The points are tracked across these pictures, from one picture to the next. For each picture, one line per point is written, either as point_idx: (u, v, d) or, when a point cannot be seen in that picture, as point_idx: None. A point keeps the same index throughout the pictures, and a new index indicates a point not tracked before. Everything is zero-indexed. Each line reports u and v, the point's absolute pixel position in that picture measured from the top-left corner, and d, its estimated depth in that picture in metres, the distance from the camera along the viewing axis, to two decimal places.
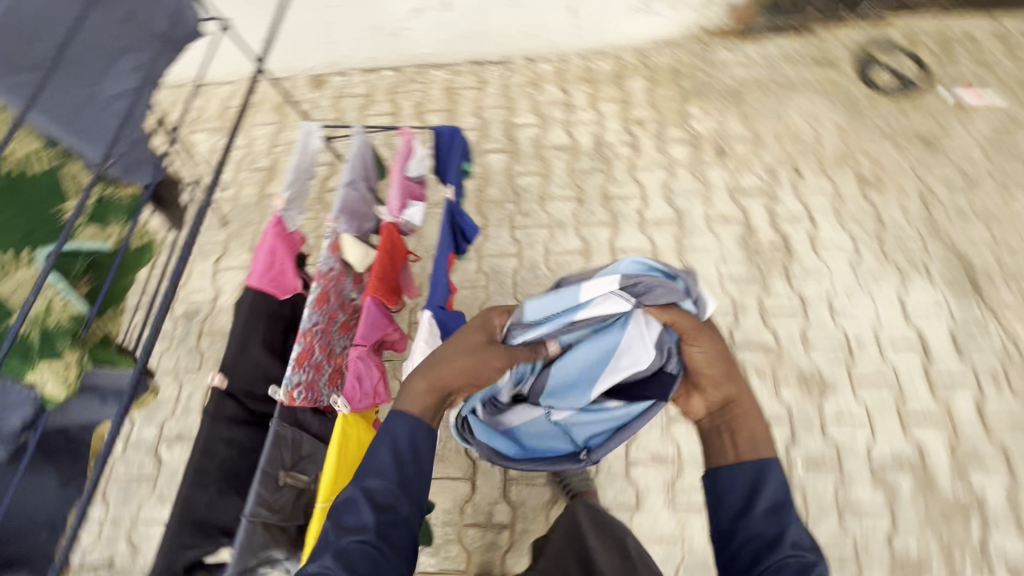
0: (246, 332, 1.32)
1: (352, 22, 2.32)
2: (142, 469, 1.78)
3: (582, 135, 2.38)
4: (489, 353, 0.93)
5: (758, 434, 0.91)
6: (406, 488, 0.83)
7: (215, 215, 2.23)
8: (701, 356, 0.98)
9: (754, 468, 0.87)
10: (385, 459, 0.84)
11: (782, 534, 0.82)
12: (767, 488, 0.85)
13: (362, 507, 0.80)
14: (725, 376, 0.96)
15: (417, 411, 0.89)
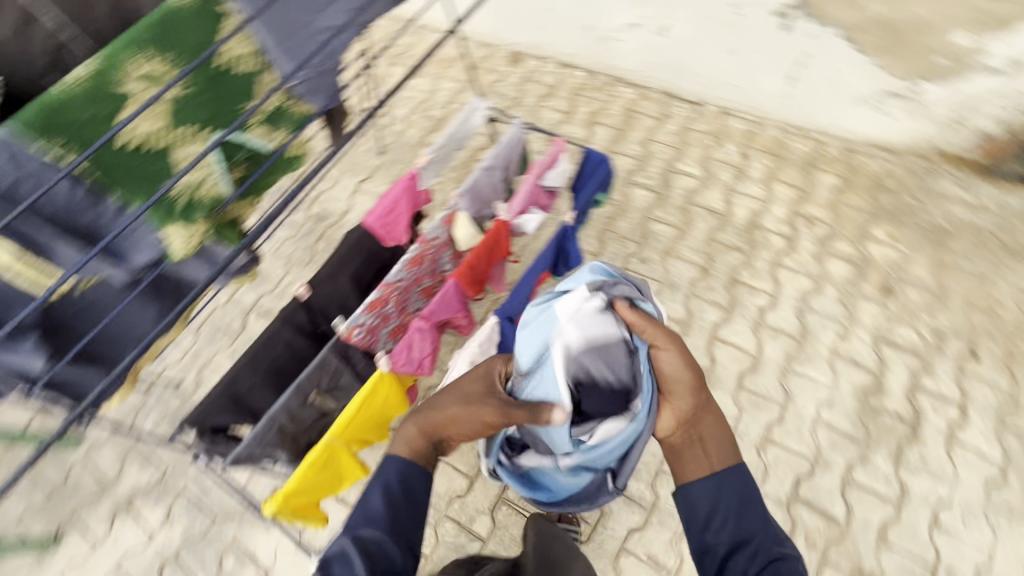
0: (344, 259, 1.45)
1: (567, 16, 2.35)
2: (231, 324, 2.06)
3: (739, 207, 2.20)
4: (472, 413, 0.92)
5: (723, 441, 0.93)
6: (393, 532, 0.87)
7: (378, 142, 2.44)
8: (669, 362, 0.90)
9: (727, 478, 0.90)
10: (376, 503, 0.89)
11: (762, 542, 0.86)
12: (729, 494, 0.89)
13: (355, 557, 0.82)
14: (697, 379, 0.90)
15: (405, 454, 0.96)
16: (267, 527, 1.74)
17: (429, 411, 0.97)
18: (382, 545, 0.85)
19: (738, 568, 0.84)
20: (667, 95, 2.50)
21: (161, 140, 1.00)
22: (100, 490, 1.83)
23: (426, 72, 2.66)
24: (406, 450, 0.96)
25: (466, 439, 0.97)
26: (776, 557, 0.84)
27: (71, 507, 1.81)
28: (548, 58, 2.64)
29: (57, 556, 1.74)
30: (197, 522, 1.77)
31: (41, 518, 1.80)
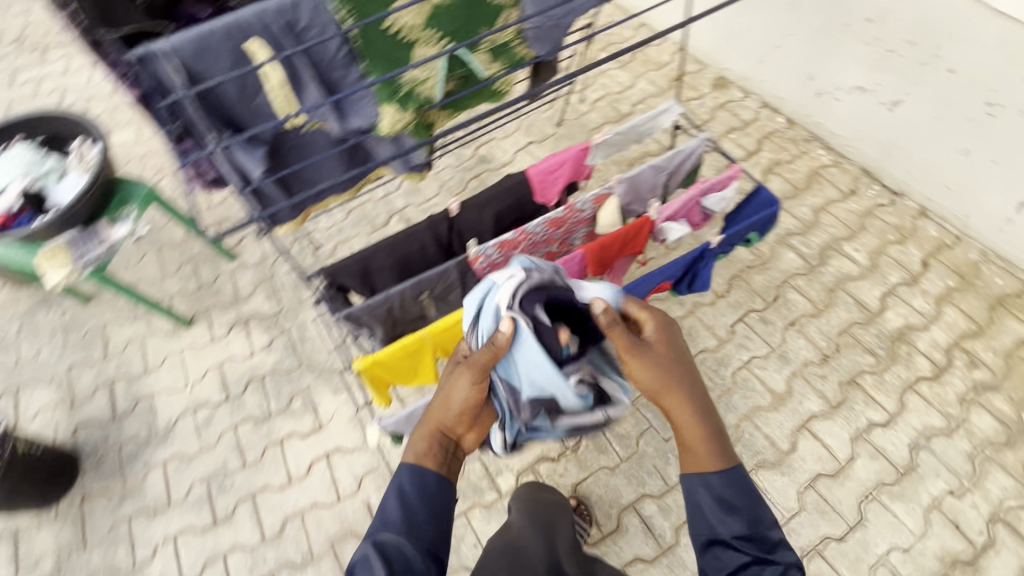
0: (497, 197, 1.55)
1: (795, 58, 2.25)
2: (376, 218, 2.33)
3: (894, 312, 2.00)
4: (456, 389, 1.10)
5: (701, 441, 1.02)
6: (409, 532, 0.98)
7: (560, 114, 2.56)
8: (641, 374, 1.07)
9: (706, 479, 0.99)
10: (394, 512, 1.00)
11: (742, 541, 0.93)
12: (728, 489, 0.98)
13: (374, 559, 0.94)
14: (669, 386, 1.06)
15: (414, 458, 1.08)
16: (336, 391, 1.98)
17: (428, 415, 1.13)
18: (398, 547, 0.96)
19: (718, 557, 0.94)
20: (864, 172, 2.31)
21: (413, 36, 1.12)
22: (232, 301, 2.19)
23: (628, 68, 2.71)
24: (414, 456, 1.08)
25: (461, 424, 1.13)
26: (755, 558, 0.92)
27: (209, 304, 2.19)
28: (754, 94, 2.56)
29: (185, 335, 2.13)
30: (287, 360, 2.05)
31: (186, 302, 2.20)
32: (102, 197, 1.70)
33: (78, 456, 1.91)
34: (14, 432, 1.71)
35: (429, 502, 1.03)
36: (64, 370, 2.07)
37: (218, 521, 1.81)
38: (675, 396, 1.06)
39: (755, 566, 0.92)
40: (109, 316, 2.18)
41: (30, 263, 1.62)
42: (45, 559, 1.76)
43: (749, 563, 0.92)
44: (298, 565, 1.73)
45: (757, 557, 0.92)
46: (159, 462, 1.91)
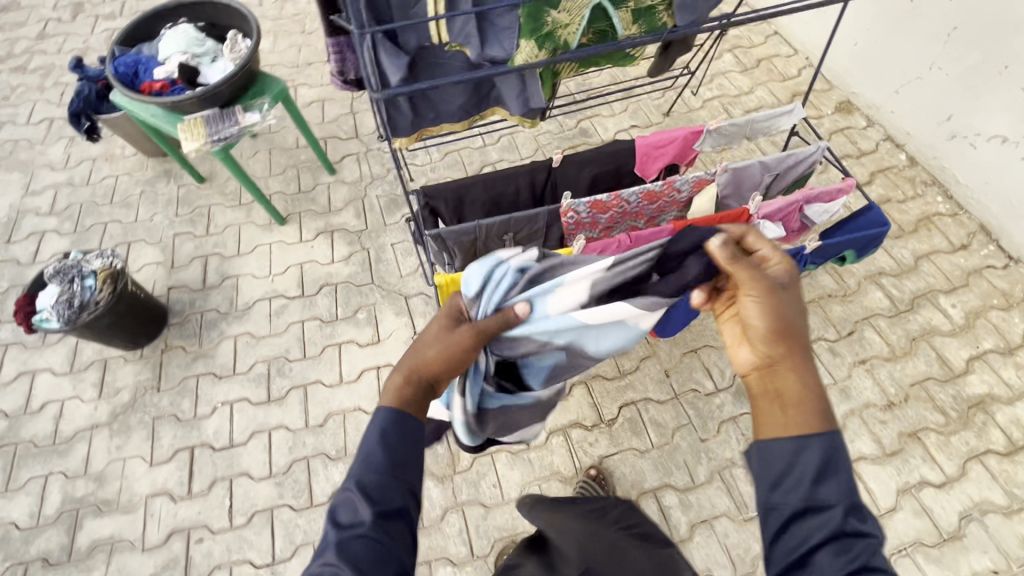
0: (599, 159, 1.58)
1: (935, 95, 2.12)
2: (469, 165, 2.40)
3: (979, 378, 1.87)
4: (454, 342, 0.99)
5: (814, 398, 0.87)
6: (395, 474, 0.87)
7: (670, 104, 2.53)
8: (759, 307, 0.94)
9: (806, 443, 0.82)
10: (375, 454, 0.87)
11: (842, 515, 0.77)
12: (813, 461, 0.80)
13: (359, 505, 0.83)
14: (787, 334, 0.93)
15: (395, 402, 0.93)
16: (398, 314, 2.08)
17: (414, 365, 0.97)
18: (384, 487, 0.85)
19: (802, 534, 0.78)
20: (982, 228, 2.15)
21: None
22: (323, 211, 2.34)
23: (750, 73, 2.63)
24: (395, 400, 0.93)
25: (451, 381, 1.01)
26: (848, 530, 0.76)
27: (303, 209, 2.35)
28: (878, 125, 2.42)
29: (277, 232, 2.29)
30: (361, 275, 2.17)
31: (284, 202, 2.36)
32: (244, 84, 1.87)
33: (167, 313, 2.12)
34: (128, 273, 1.93)
35: (413, 445, 0.91)
36: (170, 236, 2.30)
37: (271, 400, 1.95)
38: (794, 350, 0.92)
39: (845, 541, 0.75)
40: (217, 199, 2.39)
41: (174, 129, 1.81)
42: (124, 391, 1.98)
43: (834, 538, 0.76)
44: (331, 457, 1.84)
45: (850, 531, 0.76)
46: (232, 335, 2.08)
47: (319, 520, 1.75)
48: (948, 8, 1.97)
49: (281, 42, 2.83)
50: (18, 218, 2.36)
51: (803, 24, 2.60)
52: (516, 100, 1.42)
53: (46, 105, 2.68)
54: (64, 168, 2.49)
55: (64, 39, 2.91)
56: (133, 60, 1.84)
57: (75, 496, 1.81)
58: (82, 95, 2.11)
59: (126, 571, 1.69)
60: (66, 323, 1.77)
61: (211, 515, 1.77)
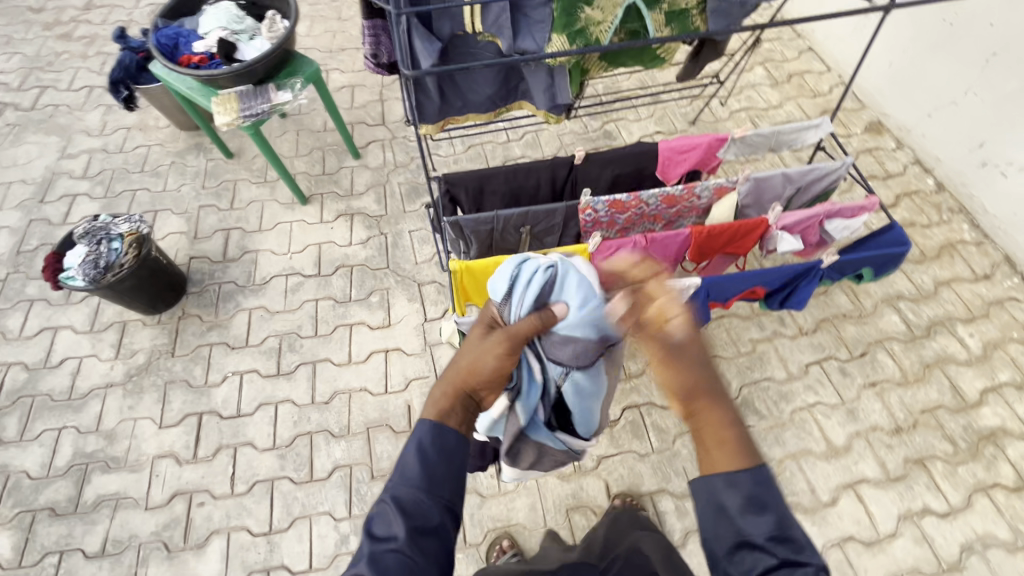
0: (622, 159, 1.58)
1: (968, 121, 2.09)
2: (491, 159, 2.42)
3: (992, 411, 1.83)
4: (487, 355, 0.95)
5: (731, 438, 0.85)
6: (431, 489, 0.85)
7: (697, 113, 2.52)
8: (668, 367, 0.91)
9: (735, 478, 0.81)
10: (413, 470, 0.85)
11: (774, 543, 0.77)
12: (748, 495, 0.80)
13: (395, 519, 0.81)
14: (697, 388, 0.89)
15: (434, 413, 0.91)
16: (410, 300, 2.11)
17: (455, 375, 0.95)
18: (420, 502, 0.83)
19: (749, 561, 0.78)
20: (1007, 260, 2.11)
21: None
22: (345, 194, 2.37)
23: (781, 87, 2.62)
24: (437, 414, 0.91)
25: (492, 391, 0.97)
26: (784, 560, 0.76)
27: (325, 190, 2.39)
28: (908, 149, 2.39)
29: (299, 211, 2.33)
30: (377, 259, 2.20)
31: (307, 182, 2.40)
32: (279, 63, 1.91)
33: (187, 281, 2.17)
34: (153, 239, 1.98)
35: (453, 462, 0.88)
36: (196, 208, 2.35)
37: (281, 373, 1.98)
38: (706, 398, 0.88)
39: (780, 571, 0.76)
40: (244, 175, 2.44)
41: (209, 102, 1.86)
42: (140, 353, 2.04)
43: (777, 567, 0.77)
44: (334, 434, 1.87)
45: (786, 559, 0.76)
46: (247, 308, 2.12)
47: (317, 495, 1.77)
48: (989, 34, 1.94)
49: (317, 27, 2.89)
50: (52, 179, 2.44)
51: (839, 42, 2.57)
52: (543, 94, 1.43)
53: (87, 72, 2.76)
54: (100, 135, 2.57)
55: (109, 10, 3.00)
56: (175, 33, 1.89)
57: (85, 451, 1.86)
58: (123, 65, 2.16)
59: (129, 527, 1.74)
60: (90, 283, 1.82)
61: (214, 480, 1.81)
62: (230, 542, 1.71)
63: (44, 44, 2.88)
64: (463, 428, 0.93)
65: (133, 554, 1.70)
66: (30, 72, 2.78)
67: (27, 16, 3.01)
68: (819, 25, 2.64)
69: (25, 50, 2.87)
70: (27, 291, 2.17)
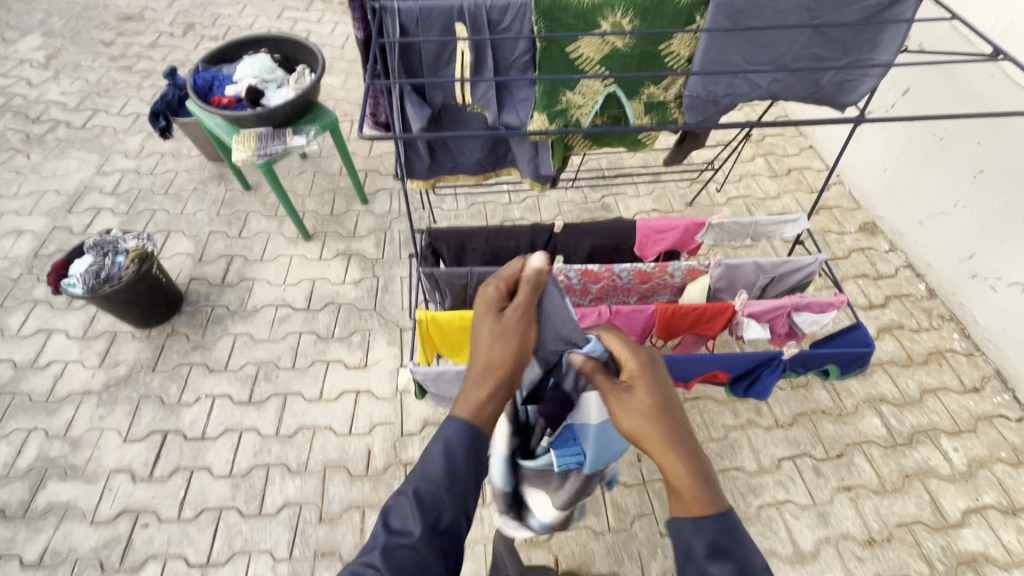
0: (601, 232, 1.64)
1: (958, 232, 2.11)
2: (490, 218, 2.52)
3: (973, 534, 1.73)
4: (504, 334, 0.88)
5: (694, 487, 0.72)
6: (453, 488, 0.75)
7: (695, 195, 2.61)
8: (632, 418, 0.78)
9: (699, 526, 0.69)
10: (437, 468, 0.75)
11: None
12: (708, 544, 0.68)
13: (418, 514, 0.72)
14: (648, 428, 0.77)
15: (474, 406, 0.81)
16: (390, 344, 2.14)
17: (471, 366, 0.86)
18: (439, 498, 0.74)
19: None
20: (997, 374, 2.06)
21: (587, 65, 1.29)
22: (347, 236, 2.48)
23: (779, 180, 2.70)
24: (478, 408, 0.81)
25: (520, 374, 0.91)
26: None
27: (329, 230, 2.50)
28: (901, 252, 2.40)
29: (302, 246, 2.44)
30: (366, 300, 2.27)
31: (314, 221, 2.53)
32: (300, 111, 2.07)
33: (182, 301, 2.26)
34: (156, 256, 2.09)
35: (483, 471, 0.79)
36: (206, 232, 2.48)
37: (251, 402, 2.00)
38: (658, 443, 0.76)
39: None
40: (257, 208, 2.58)
41: (231, 139, 2.02)
42: (122, 365, 2.09)
43: None
44: (290, 470, 1.85)
45: None
46: (233, 333, 2.18)
47: (261, 531, 1.74)
48: (977, 151, 1.99)
49: (351, 82, 3.13)
50: (83, 193, 2.62)
51: (838, 144, 2.67)
52: (528, 165, 1.53)
53: (138, 102, 3.03)
54: (135, 157, 2.77)
55: (169, 50, 3.32)
56: (212, 77, 2.09)
57: (48, 455, 1.88)
58: (166, 98, 2.39)
59: (70, 540, 1.72)
60: (89, 292, 1.91)
61: (163, 502, 1.79)
62: (165, 569, 1.67)
63: (106, 73, 3.18)
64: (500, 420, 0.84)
65: (68, 569, 1.67)
66: (88, 96, 3.06)
67: (97, 48, 3.35)
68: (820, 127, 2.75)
69: (88, 77, 3.17)
70: (33, 293, 2.28)
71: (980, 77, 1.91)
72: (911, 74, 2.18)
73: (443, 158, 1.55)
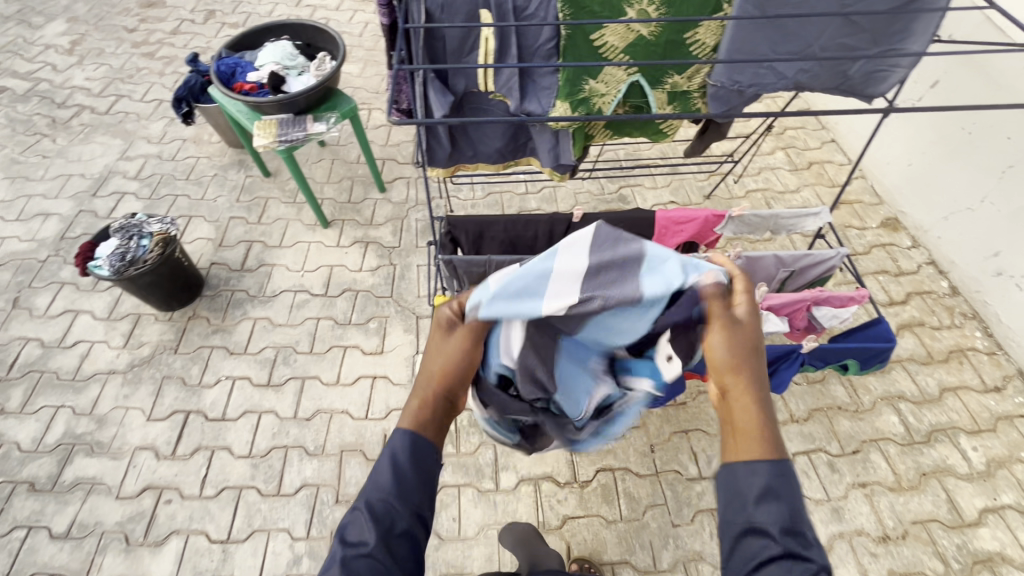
0: (619, 222, 1.63)
1: (983, 230, 2.08)
2: (507, 207, 2.52)
3: (991, 533, 1.72)
4: (451, 348, 0.91)
5: (764, 428, 0.81)
6: (403, 496, 0.82)
7: (714, 187, 2.58)
8: (720, 343, 0.86)
9: (753, 467, 0.78)
10: (385, 479, 0.83)
11: (785, 534, 0.74)
12: (761, 483, 0.77)
13: (369, 526, 0.79)
14: (746, 361, 0.85)
15: (412, 422, 0.87)
16: (407, 332, 2.16)
17: (417, 380, 0.91)
18: (390, 507, 0.81)
19: (751, 550, 0.75)
20: (1020, 374, 2.03)
21: (611, 53, 1.29)
22: (365, 223, 2.50)
23: (799, 173, 2.66)
24: (414, 423, 0.87)
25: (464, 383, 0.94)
26: (791, 552, 0.73)
27: (347, 218, 2.52)
28: (923, 248, 2.36)
29: (320, 232, 2.46)
30: (383, 287, 2.29)
31: (332, 208, 2.55)
32: (320, 98, 2.08)
33: (203, 284, 2.30)
34: (179, 241, 2.13)
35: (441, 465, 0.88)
36: (226, 218, 2.52)
37: (270, 384, 2.04)
38: (748, 375, 0.84)
39: (787, 564, 0.72)
40: (276, 194, 2.61)
41: (252, 125, 2.03)
42: (146, 346, 2.14)
43: (780, 559, 0.73)
44: (309, 452, 1.89)
45: (793, 552, 0.73)
46: (253, 317, 2.21)
47: (280, 510, 1.78)
48: (1006, 146, 1.95)
49: (369, 69, 3.14)
50: (107, 177, 2.67)
51: (862, 138, 2.62)
52: (549, 154, 1.53)
53: (160, 88, 3.07)
54: (157, 143, 2.81)
55: (190, 37, 3.35)
56: (235, 63, 2.12)
57: (75, 432, 1.94)
58: (188, 84, 2.42)
59: (96, 514, 1.78)
60: (115, 274, 1.96)
61: (185, 480, 1.84)
62: (187, 544, 1.72)
63: (129, 60, 3.22)
64: (440, 434, 0.89)
65: (94, 541, 1.73)
66: (111, 82, 3.10)
67: (120, 34, 3.40)
68: (844, 120, 2.70)
69: (112, 62, 3.21)
70: (60, 274, 2.34)
71: (1010, 71, 1.87)
72: (941, 66, 2.14)
73: (463, 146, 1.56)
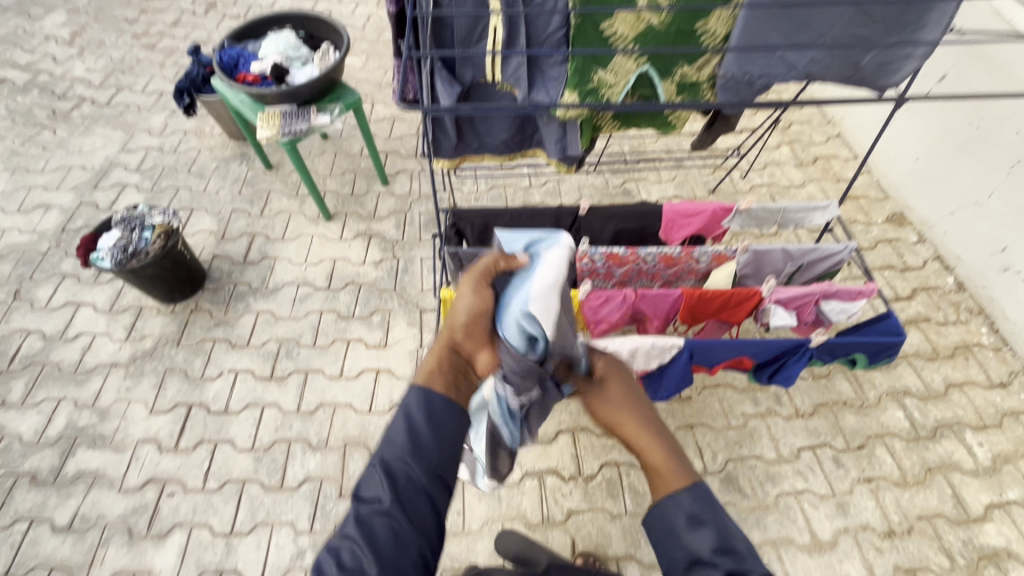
0: (626, 215, 1.62)
1: (991, 225, 2.06)
2: (510, 201, 2.51)
3: (996, 529, 1.71)
4: (461, 298, 1.07)
5: (665, 460, 0.93)
6: (416, 455, 0.87)
7: (720, 182, 2.57)
8: (602, 411, 1.03)
9: (674, 497, 0.88)
10: (400, 437, 0.88)
11: (719, 554, 0.81)
12: (684, 509, 0.87)
13: (385, 483, 0.84)
14: (628, 414, 1.00)
15: (424, 372, 0.96)
16: (411, 326, 2.15)
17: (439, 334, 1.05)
18: (406, 462, 0.86)
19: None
20: None
21: (620, 42, 1.26)
22: (368, 217, 2.48)
23: (805, 168, 2.65)
24: (426, 375, 0.95)
25: (472, 339, 1.04)
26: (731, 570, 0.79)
27: (350, 211, 2.50)
28: (928, 244, 2.35)
29: (323, 226, 2.45)
30: (386, 280, 2.28)
31: (335, 201, 2.53)
32: (324, 89, 2.06)
33: (205, 277, 2.28)
34: (181, 233, 2.11)
35: (462, 423, 0.93)
36: (228, 211, 2.50)
37: (273, 377, 2.03)
38: (634, 426, 0.99)
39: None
40: (278, 187, 2.59)
41: (255, 116, 2.01)
42: (148, 339, 2.13)
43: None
44: (312, 445, 1.88)
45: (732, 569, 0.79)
46: (256, 310, 2.20)
47: (283, 504, 1.77)
48: (1014, 141, 1.93)
49: (372, 62, 3.11)
50: (108, 169, 2.65)
51: (868, 132, 2.60)
52: (556, 145, 1.51)
53: (161, 80, 3.04)
54: (159, 135, 2.79)
55: (191, 28, 3.32)
56: (237, 53, 2.10)
57: (77, 424, 1.93)
58: (190, 76, 2.39)
59: (99, 506, 1.77)
60: (117, 266, 1.94)
61: (189, 472, 1.83)
62: (190, 537, 1.72)
63: (130, 51, 3.20)
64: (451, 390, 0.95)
65: (97, 534, 1.72)
66: (112, 73, 3.08)
67: (121, 25, 3.37)
68: (850, 115, 2.69)
69: (112, 54, 3.19)
70: (62, 267, 2.32)
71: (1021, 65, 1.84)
72: (949, 59, 2.12)
73: (469, 137, 1.54)
